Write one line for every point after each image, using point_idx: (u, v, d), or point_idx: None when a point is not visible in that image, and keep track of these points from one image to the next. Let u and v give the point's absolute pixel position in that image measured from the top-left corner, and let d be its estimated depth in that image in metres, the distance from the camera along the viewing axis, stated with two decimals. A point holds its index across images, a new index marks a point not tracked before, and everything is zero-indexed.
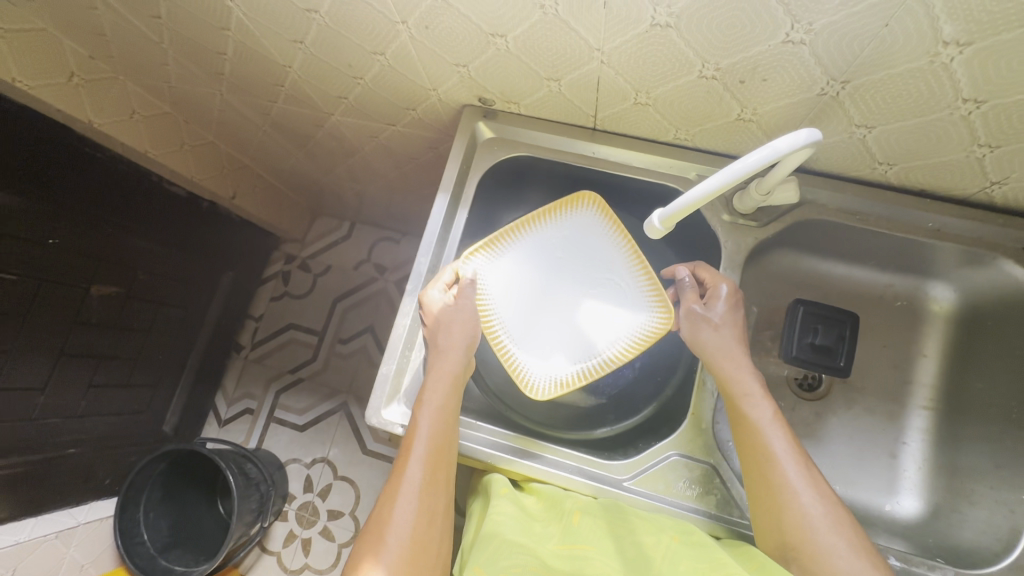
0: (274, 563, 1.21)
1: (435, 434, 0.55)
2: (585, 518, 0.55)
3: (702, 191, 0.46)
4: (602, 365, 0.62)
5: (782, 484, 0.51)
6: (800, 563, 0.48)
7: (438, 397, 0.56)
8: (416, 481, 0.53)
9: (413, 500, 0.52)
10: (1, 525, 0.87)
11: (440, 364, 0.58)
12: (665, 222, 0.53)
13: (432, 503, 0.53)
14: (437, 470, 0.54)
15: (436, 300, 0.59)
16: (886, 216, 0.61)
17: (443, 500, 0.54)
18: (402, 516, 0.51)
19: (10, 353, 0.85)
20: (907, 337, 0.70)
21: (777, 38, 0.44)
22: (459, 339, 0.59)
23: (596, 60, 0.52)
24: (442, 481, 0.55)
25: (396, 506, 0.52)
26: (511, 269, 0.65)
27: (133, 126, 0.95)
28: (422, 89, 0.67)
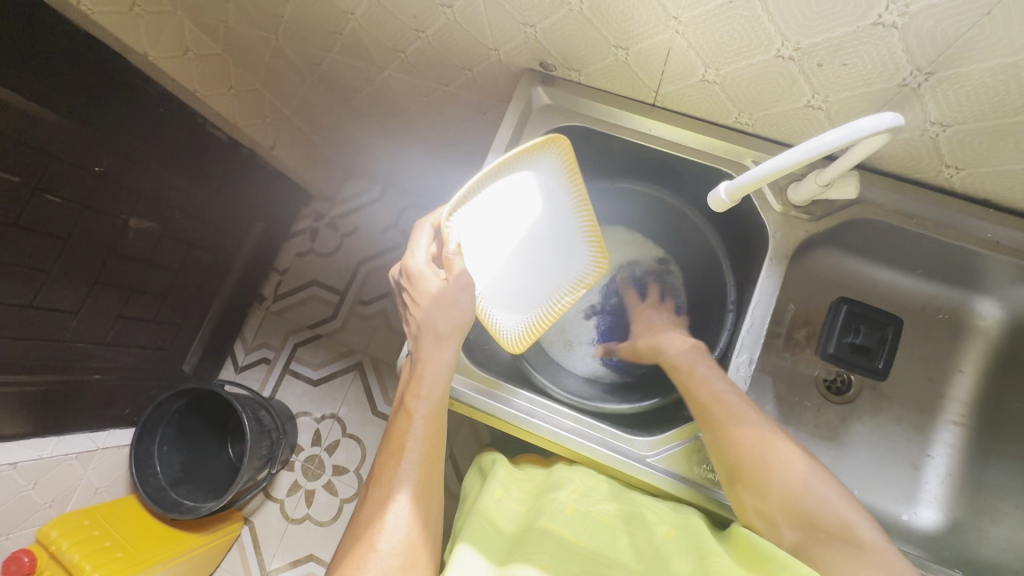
0: (277, 510, 1.25)
1: (428, 436, 0.58)
2: (578, 512, 0.55)
3: (772, 169, 0.47)
4: (570, 302, 0.67)
5: (724, 420, 0.55)
6: (743, 483, 0.52)
7: (433, 396, 0.59)
8: (410, 481, 0.56)
9: (408, 500, 0.55)
10: (23, 440, 0.91)
11: (434, 354, 0.59)
12: (732, 194, 0.54)
13: (426, 506, 0.56)
14: (429, 472, 0.58)
15: (419, 268, 0.60)
16: (944, 223, 0.60)
17: (434, 503, 0.58)
18: (396, 516, 0.54)
19: (49, 274, 0.87)
20: (946, 351, 0.69)
21: (868, 19, 0.42)
22: (452, 319, 0.59)
23: (670, 30, 0.51)
24: (433, 482, 0.58)
25: (389, 508, 0.54)
26: (494, 213, 0.62)
27: (183, 63, 0.95)
28: (483, 49, 0.66)
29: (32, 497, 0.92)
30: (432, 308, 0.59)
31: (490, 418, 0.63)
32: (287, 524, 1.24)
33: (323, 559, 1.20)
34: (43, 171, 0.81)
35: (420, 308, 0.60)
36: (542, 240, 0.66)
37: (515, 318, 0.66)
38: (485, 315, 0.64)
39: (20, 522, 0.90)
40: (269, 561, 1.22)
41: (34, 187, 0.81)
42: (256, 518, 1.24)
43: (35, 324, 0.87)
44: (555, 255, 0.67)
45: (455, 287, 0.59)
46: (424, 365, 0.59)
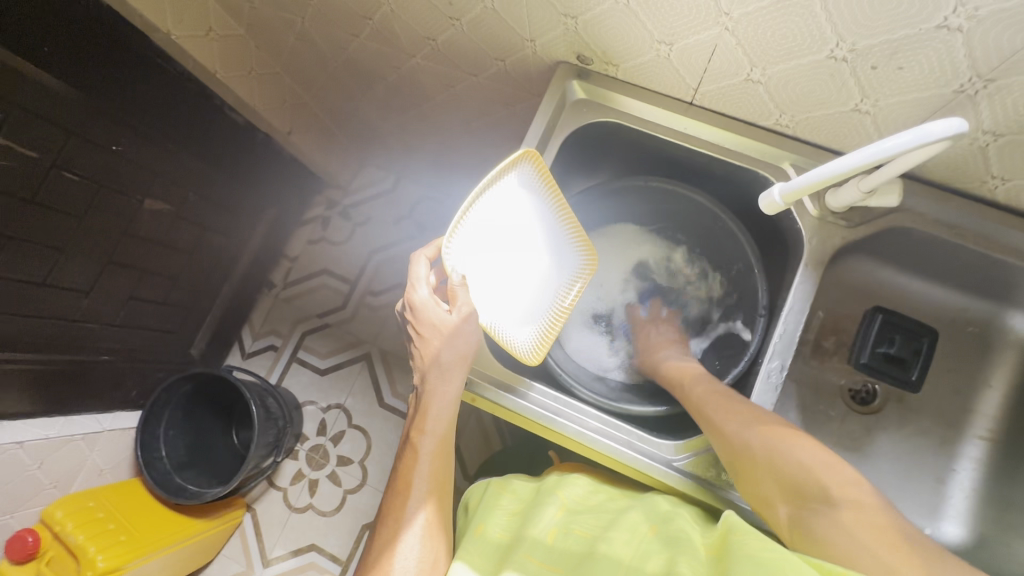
0: (280, 498, 1.24)
1: (435, 472, 0.59)
2: (559, 535, 0.55)
3: (829, 170, 0.47)
4: (578, 293, 0.62)
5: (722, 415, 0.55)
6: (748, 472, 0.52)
7: (438, 430, 0.60)
8: (420, 512, 0.57)
9: (420, 530, 0.55)
10: (28, 419, 0.90)
11: (439, 390, 0.59)
12: (786, 197, 0.54)
13: (436, 540, 0.56)
14: (437, 506, 0.58)
15: (424, 301, 0.58)
16: (985, 234, 0.58)
17: (447, 531, 0.58)
18: (408, 548, 0.54)
19: (64, 252, 0.86)
20: (976, 365, 0.68)
21: (932, 22, 0.42)
22: (461, 353, 0.58)
23: (719, 26, 0.49)
24: (443, 511, 0.59)
25: (401, 540, 0.55)
26: (490, 228, 0.57)
27: (207, 43, 0.94)
28: (519, 39, 0.65)
29: (37, 477, 0.91)
30: (437, 346, 0.58)
31: (513, 416, 0.63)
32: (290, 513, 1.22)
33: (325, 550, 1.19)
34: (62, 147, 0.80)
35: (424, 342, 0.59)
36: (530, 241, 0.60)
37: (528, 326, 0.62)
38: (497, 333, 0.61)
39: (23, 501, 0.89)
40: (270, 550, 1.21)
41: (50, 164, 0.79)
42: (259, 506, 1.23)
43: (48, 302, 0.86)
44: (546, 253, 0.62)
45: (464, 324, 0.57)
46: (429, 399, 0.59)
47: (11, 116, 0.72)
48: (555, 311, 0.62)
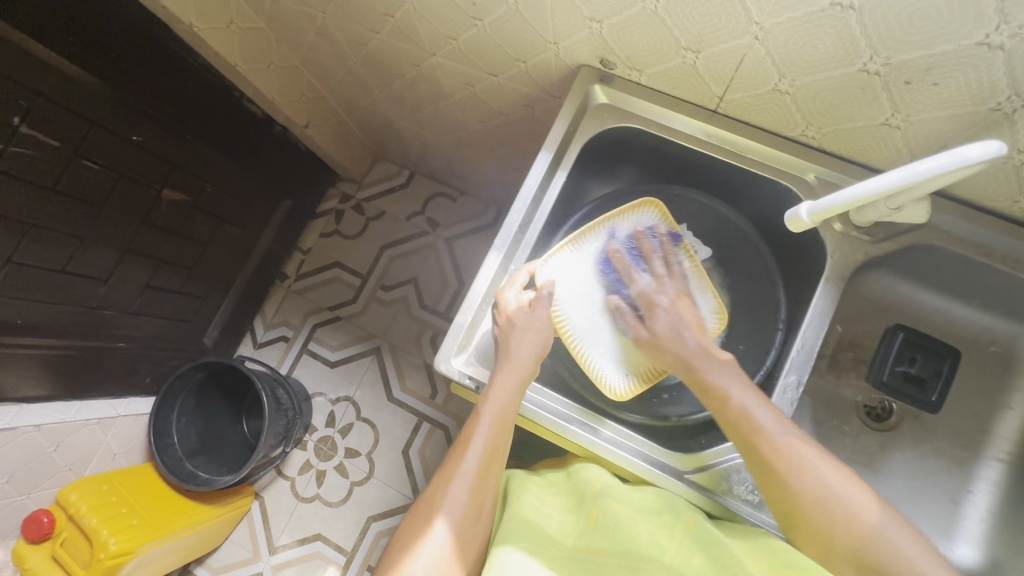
0: (288, 488, 1.25)
1: (495, 439, 0.56)
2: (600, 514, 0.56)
3: (868, 189, 0.47)
4: None
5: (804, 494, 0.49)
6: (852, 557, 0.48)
7: (502, 397, 0.57)
8: (468, 475, 0.54)
9: (464, 492, 0.53)
10: (46, 403, 0.91)
11: (509, 366, 0.58)
12: (813, 217, 0.54)
13: (480, 499, 0.54)
14: (489, 469, 0.55)
15: (511, 301, 0.61)
16: (1013, 255, 0.57)
17: (489, 500, 0.55)
18: (450, 506, 0.53)
19: (83, 240, 0.86)
20: (997, 386, 0.67)
21: (973, 39, 0.41)
22: (530, 345, 0.59)
23: (749, 35, 0.48)
24: (491, 482, 0.56)
25: (446, 494, 0.53)
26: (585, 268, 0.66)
27: (226, 36, 0.88)
28: (541, 41, 0.64)
29: (53, 459, 0.92)
30: (509, 327, 0.60)
31: (527, 421, 0.64)
32: (297, 502, 1.24)
33: (330, 540, 1.21)
34: (83, 136, 0.81)
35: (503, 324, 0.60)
36: None
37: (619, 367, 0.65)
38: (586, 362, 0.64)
39: (40, 482, 0.90)
40: (277, 538, 1.22)
41: (73, 152, 0.80)
42: (267, 495, 1.25)
43: (65, 289, 0.87)
44: None
45: (530, 318, 0.60)
46: (505, 366, 0.58)
47: (34, 104, 0.73)
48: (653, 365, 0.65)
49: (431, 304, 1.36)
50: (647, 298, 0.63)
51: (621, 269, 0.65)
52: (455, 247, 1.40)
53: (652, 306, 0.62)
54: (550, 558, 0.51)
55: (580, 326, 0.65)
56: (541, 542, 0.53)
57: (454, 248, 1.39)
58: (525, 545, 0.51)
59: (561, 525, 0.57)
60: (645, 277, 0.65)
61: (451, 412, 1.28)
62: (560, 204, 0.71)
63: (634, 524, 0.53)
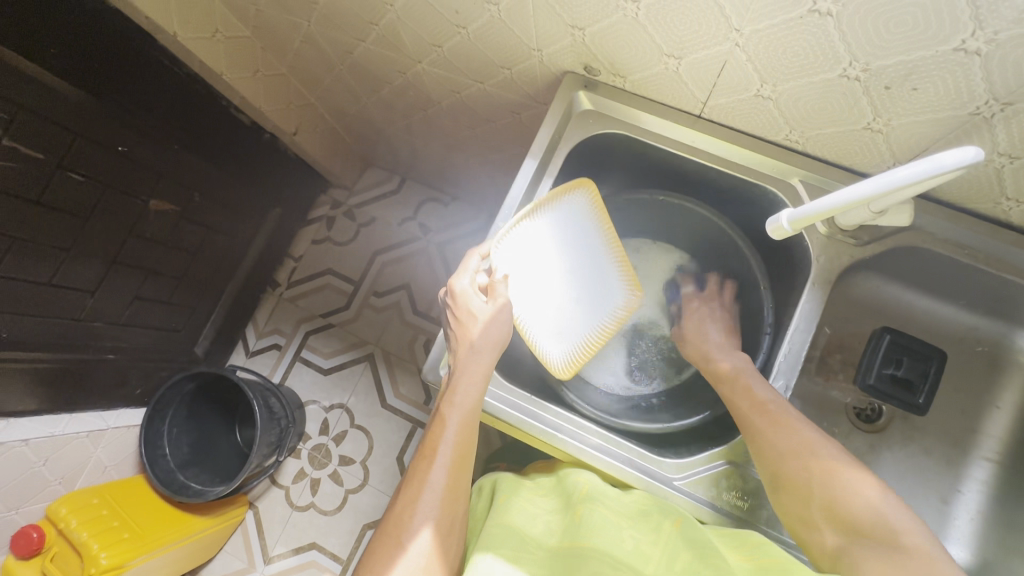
0: (282, 497, 1.24)
1: (461, 443, 0.56)
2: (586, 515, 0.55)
3: (849, 194, 0.46)
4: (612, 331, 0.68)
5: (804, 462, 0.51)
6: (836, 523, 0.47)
7: (466, 403, 0.57)
8: (439, 485, 0.54)
9: (435, 504, 0.53)
10: (33, 417, 0.90)
11: (471, 368, 0.58)
12: (793, 224, 0.54)
13: (453, 509, 0.54)
14: (459, 476, 0.55)
15: (466, 290, 0.62)
16: (997, 255, 0.58)
17: (462, 507, 0.55)
18: (423, 518, 0.52)
19: (68, 252, 0.85)
20: (985, 385, 0.67)
21: (949, 44, 0.41)
22: (492, 342, 0.59)
23: (729, 41, 0.48)
24: (463, 488, 0.55)
25: (417, 508, 0.52)
26: (534, 246, 0.65)
27: (212, 45, 0.87)
28: (526, 49, 0.64)
29: (42, 473, 0.91)
30: (468, 328, 0.60)
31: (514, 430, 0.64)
32: (291, 511, 1.23)
33: (325, 549, 1.20)
34: (68, 147, 0.80)
35: (460, 328, 0.60)
36: (578, 270, 0.68)
37: (561, 345, 0.66)
38: (534, 345, 0.65)
39: (29, 497, 0.89)
40: (271, 547, 1.21)
41: (57, 164, 0.79)
42: (261, 504, 1.24)
43: (53, 302, 0.87)
44: (588, 287, 0.68)
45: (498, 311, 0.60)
46: (463, 374, 0.58)
47: (16, 116, 0.72)
48: (588, 340, 0.67)
49: (424, 310, 1.36)
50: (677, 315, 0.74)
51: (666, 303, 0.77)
52: (447, 252, 1.39)
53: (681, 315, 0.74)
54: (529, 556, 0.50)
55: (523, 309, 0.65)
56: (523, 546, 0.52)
57: (446, 253, 1.39)
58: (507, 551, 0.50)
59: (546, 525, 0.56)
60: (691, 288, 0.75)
61: None
62: None
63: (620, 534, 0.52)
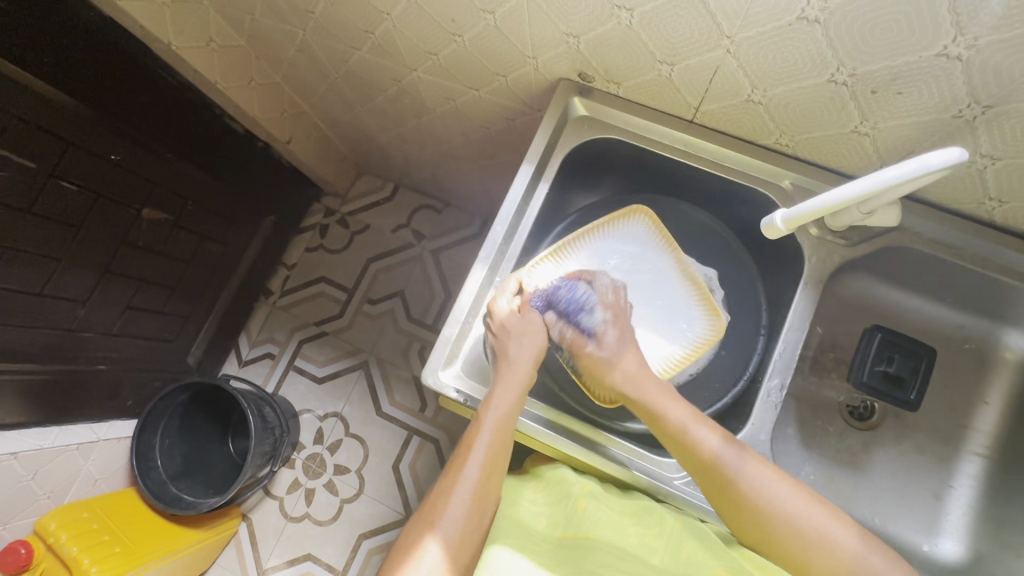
0: (276, 508, 1.22)
1: (496, 445, 0.55)
2: (589, 506, 0.55)
3: (837, 195, 0.48)
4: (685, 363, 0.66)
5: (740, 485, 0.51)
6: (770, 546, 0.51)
7: (504, 405, 0.57)
8: (470, 483, 0.54)
9: (466, 501, 0.53)
10: (24, 429, 0.88)
11: (510, 372, 0.58)
12: (788, 223, 0.56)
13: (482, 508, 0.54)
14: (492, 476, 0.55)
15: (503, 308, 0.61)
16: (981, 254, 0.59)
17: (490, 507, 0.55)
18: (453, 513, 0.52)
19: (60, 261, 0.85)
20: (973, 381, 0.68)
21: (932, 49, 0.42)
22: (527, 351, 0.60)
23: (721, 48, 0.50)
24: (491, 490, 0.55)
25: (448, 503, 0.53)
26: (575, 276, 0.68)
27: (207, 55, 0.88)
28: (521, 57, 0.65)
29: (30, 488, 0.89)
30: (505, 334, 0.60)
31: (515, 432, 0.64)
32: (285, 522, 1.21)
33: (321, 560, 1.18)
34: (59, 156, 0.80)
35: (495, 334, 0.61)
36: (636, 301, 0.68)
37: None
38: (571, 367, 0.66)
39: (18, 512, 0.87)
40: (265, 559, 1.19)
41: (48, 173, 0.79)
42: (254, 516, 1.22)
43: (44, 312, 0.86)
44: (651, 317, 0.67)
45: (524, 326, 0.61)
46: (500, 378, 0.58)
47: (9, 126, 0.72)
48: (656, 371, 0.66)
49: (419, 317, 1.36)
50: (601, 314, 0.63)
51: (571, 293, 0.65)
52: (442, 259, 1.40)
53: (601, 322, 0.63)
54: (537, 551, 0.50)
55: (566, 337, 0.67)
56: (527, 540, 0.52)
57: (440, 260, 1.39)
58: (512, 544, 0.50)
59: (549, 522, 0.56)
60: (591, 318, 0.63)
61: (441, 425, 1.27)
62: (544, 215, 0.72)
63: (623, 530, 0.53)
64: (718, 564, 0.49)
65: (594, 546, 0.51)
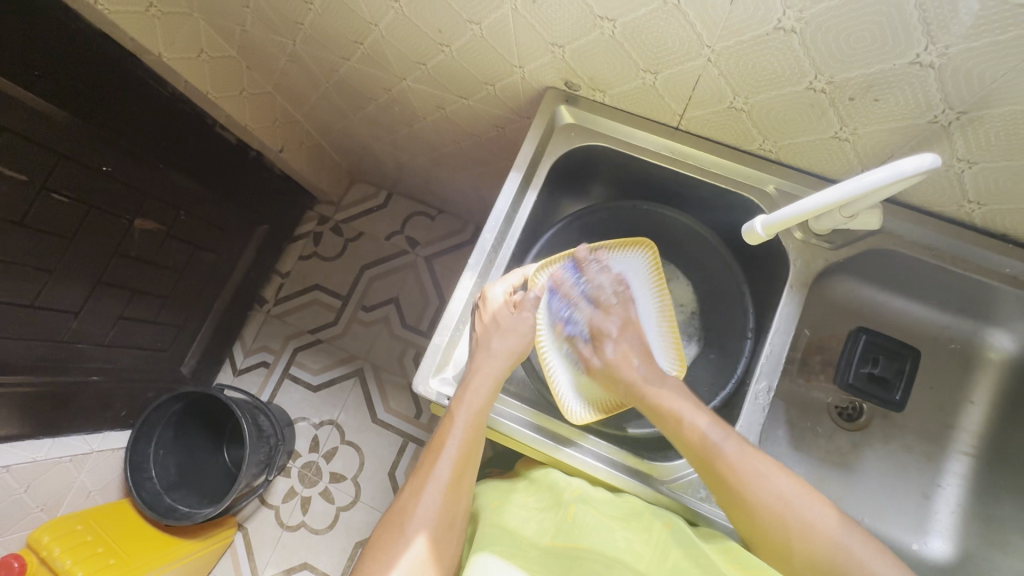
0: (272, 517, 1.22)
1: (468, 441, 0.56)
2: (579, 512, 0.56)
3: (815, 203, 0.49)
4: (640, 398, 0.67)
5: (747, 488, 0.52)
6: (763, 542, 0.53)
7: (476, 401, 0.57)
8: (441, 482, 0.55)
9: (437, 499, 0.54)
10: (19, 442, 0.88)
11: (485, 366, 0.60)
12: (767, 230, 0.56)
13: (454, 506, 0.54)
14: (463, 474, 0.56)
15: (497, 299, 0.62)
16: (963, 256, 0.60)
17: (464, 505, 0.56)
18: (423, 511, 0.53)
19: (52, 273, 0.85)
20: (959, 381, 0.69)
21: (906, 58, 0.43)
22: (508, 344, 0.61)
23: (702, 57, 0.50)
24: (466, 487, 0.56)
25: (419, 501, 0.54)
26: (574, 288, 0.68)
27: (197, 65, 0.88)
28: (508, 66, 0.65)
29: (24, 501, 0.88)
30: (489, 327, 0.61)
31: (505, 437, 0.64)
32: (281, 531, 1.21)
33: (317, 569, 1.18)
34: (50, 168, 0.80)
35: (480, 325, 0.62)
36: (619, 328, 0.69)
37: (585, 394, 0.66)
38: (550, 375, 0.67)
39: (10, 526, 0.87)
40: (261, 569, 1.19)
41: (40, 186, 0.79)
42: (250, 526, 1.22)
43: (35, 325, 0.86)
44: None
45: (507, 319, 0.62)
46: (474, 374, 0.59)
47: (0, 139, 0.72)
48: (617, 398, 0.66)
49: (413, 323, 1.36)
50: (597, 329, 0.66)
51: (568, 296, 0.67)
52: (435, 265, 1.40)
53: (599, 337, 0.65)
54: (525, 560, 0.50)
55: (553, 344, 0.67)
56: (516, 547, 0.52)
57: (434, 266, 1.40)
58: (502, 550, 0.51)
59: (539, 528, 0.56)
60: (586, 308, 0.67)
61: None
62: (533, 221, 0.72)
63: (611, 534, 0.53)
64: (701, 573, 0.49)
65: (581, 557, 0.51)
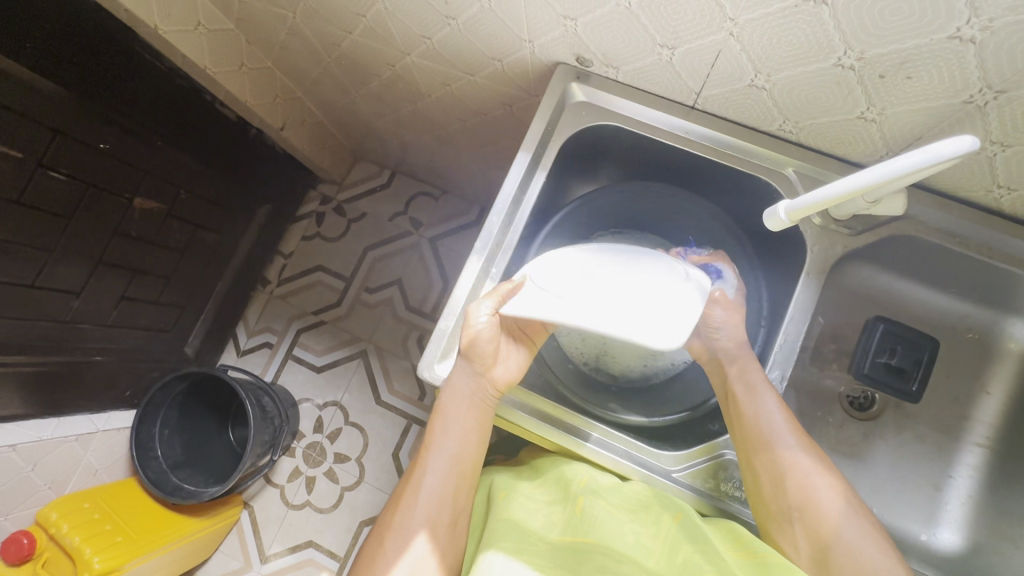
0: (276, 495, 1.23)
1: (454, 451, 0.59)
2: (587, 504, 0.55)
3: (844, 187, 0.46)
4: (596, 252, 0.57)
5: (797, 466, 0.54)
6: (803, 522, 0.53)
7: (458, 415, 0.60)
8: (430, 491, 0.58)
9: (425, 508, 0.57)
10: (22, 422, 0.87)
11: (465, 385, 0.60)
12: (791, 215, 0.53)
13: (442, 513, 0.57)
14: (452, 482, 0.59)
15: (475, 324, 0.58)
16: (987, 244, 0.58)
17: (456, 512, 0.58)
18: (413, 518, 0.57)
19: (51, 252, 0.83)
20: (976, 371, 0.68)
21: (944, 32, 0.41)
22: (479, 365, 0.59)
23: (724, 31, 0.48)
24: (458, 492, 0.59)
25: (409, 509, 0.58)
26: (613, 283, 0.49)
27: (196, 39, 0.85)
28: (517, 40, 0.63)
29: (31, 479, 0.89)
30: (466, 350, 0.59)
31: (512, 425, 0.63)
32: (286, 510, 1.22)
33: (322, 547, 1.19)
34: (45, 146, 0.78)
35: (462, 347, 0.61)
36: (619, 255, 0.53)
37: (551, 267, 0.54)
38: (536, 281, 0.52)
39: (19, 503, 0.87)
40: (267, 546, 1.20)
41: (36, 163, 0.77)
42: (255, 504, 1.23)
43: (35, 304, 0.85)
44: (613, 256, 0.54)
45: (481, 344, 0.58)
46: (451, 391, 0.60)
47: None
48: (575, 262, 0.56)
49: (417, 305, 1.35)
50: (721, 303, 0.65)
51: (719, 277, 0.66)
52: (439, 247, 1.38)
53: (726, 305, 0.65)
54: (533, 553, 0.49)
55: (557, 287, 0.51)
56: (523, 540, 0.51)
57: (437, 248, 1.38)
58: (511, 546, 0.50)
59: (546, 522, 0.56)
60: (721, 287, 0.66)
61: None
62: (542, 202, 0.70)
63: (620, 528, 0.53)
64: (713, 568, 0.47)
65: (591, 550, 0.50)
